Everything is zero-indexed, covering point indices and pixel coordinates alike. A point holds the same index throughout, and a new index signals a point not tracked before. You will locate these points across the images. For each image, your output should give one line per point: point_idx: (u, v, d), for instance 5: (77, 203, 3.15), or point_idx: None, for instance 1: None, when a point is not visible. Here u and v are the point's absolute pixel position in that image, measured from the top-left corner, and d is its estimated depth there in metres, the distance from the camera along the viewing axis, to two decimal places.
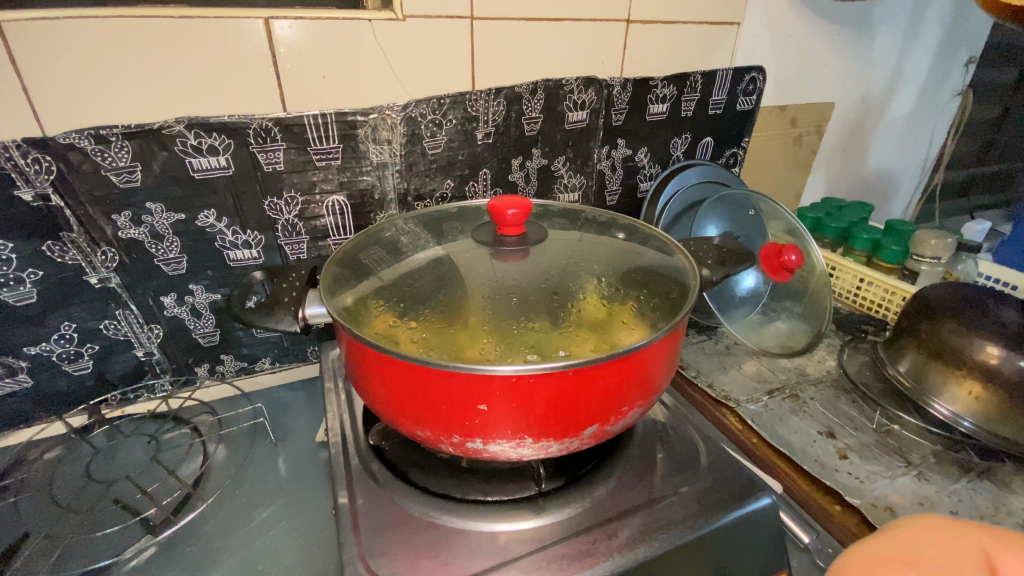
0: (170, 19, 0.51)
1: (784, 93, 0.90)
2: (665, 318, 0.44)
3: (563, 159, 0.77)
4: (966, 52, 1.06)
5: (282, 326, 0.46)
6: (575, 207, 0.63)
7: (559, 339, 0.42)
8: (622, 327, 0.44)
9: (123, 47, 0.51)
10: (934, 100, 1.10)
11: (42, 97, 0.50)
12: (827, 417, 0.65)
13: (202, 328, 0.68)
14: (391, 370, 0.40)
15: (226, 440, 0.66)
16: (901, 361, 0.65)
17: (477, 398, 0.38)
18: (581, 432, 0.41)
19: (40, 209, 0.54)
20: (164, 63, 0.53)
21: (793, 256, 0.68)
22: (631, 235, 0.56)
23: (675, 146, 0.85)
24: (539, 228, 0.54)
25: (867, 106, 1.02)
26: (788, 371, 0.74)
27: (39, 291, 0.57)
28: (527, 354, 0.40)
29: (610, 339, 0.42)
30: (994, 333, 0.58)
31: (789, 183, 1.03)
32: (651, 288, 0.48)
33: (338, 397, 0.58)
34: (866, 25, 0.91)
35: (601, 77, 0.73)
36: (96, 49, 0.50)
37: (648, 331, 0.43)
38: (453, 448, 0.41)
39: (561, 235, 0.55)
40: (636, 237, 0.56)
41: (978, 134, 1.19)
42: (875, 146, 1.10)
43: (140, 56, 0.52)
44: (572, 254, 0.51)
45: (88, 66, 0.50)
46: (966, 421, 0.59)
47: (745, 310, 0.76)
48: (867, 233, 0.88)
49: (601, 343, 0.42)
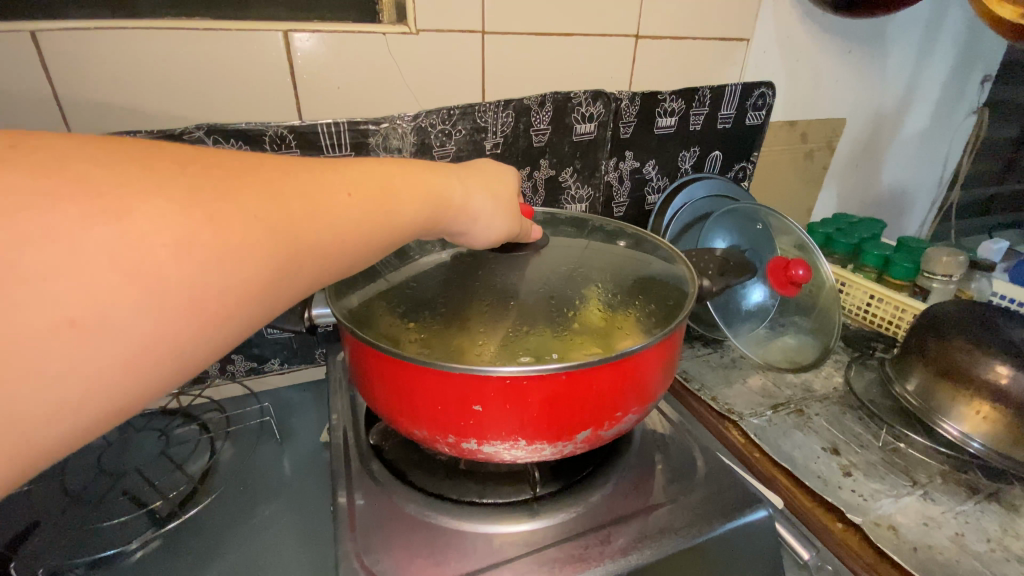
0: (197, 33, 0.54)
1: (794, 108, 0.90)
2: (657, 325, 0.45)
3: (570, 170, 0.78)
4: (981, 71, 1.06)
5: (289, 325, 0.48)
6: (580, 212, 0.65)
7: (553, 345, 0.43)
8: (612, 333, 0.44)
9: (148, 55, 0.53)
10: (949, 118, 1.10)
11: (70, 103, 0.53)
12: (832, 434, 0.65)
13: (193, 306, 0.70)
14: (391, 370, 0.41)
15: (233, 437, 0.67)
16: (909, 379, 0.64)
17: (472, 399, 0.38)
18: (575, 436, 0.41)
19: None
20: (186, 73, 0.55)
21: (800, 271, 0.68)
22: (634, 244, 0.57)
23: (684, 159, 0.85)
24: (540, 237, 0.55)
25: (879, 122, 1.02)
26: (794, 387, 0.73)
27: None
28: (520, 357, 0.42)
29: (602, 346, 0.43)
30: (1003, 352, 0.57)
31: (800, 198, 1.02)
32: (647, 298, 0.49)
33: (342, 398, 0.59)
34: (877, 43, 0.91)
35: (609, 91, 0.74)
36: (125, 56, 0.53)
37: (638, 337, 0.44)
38: (449, 448, 0.42)
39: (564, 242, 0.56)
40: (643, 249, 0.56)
41: (991, 154, 1.19)
42: (889, 163, 1.09)
43: (167, 67, 0.55)
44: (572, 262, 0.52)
45: (116, 74, 0.53)
46: (976, 442, 0.57)
47: (751, 324, 0.76)
48: (878, 249, 0.87)
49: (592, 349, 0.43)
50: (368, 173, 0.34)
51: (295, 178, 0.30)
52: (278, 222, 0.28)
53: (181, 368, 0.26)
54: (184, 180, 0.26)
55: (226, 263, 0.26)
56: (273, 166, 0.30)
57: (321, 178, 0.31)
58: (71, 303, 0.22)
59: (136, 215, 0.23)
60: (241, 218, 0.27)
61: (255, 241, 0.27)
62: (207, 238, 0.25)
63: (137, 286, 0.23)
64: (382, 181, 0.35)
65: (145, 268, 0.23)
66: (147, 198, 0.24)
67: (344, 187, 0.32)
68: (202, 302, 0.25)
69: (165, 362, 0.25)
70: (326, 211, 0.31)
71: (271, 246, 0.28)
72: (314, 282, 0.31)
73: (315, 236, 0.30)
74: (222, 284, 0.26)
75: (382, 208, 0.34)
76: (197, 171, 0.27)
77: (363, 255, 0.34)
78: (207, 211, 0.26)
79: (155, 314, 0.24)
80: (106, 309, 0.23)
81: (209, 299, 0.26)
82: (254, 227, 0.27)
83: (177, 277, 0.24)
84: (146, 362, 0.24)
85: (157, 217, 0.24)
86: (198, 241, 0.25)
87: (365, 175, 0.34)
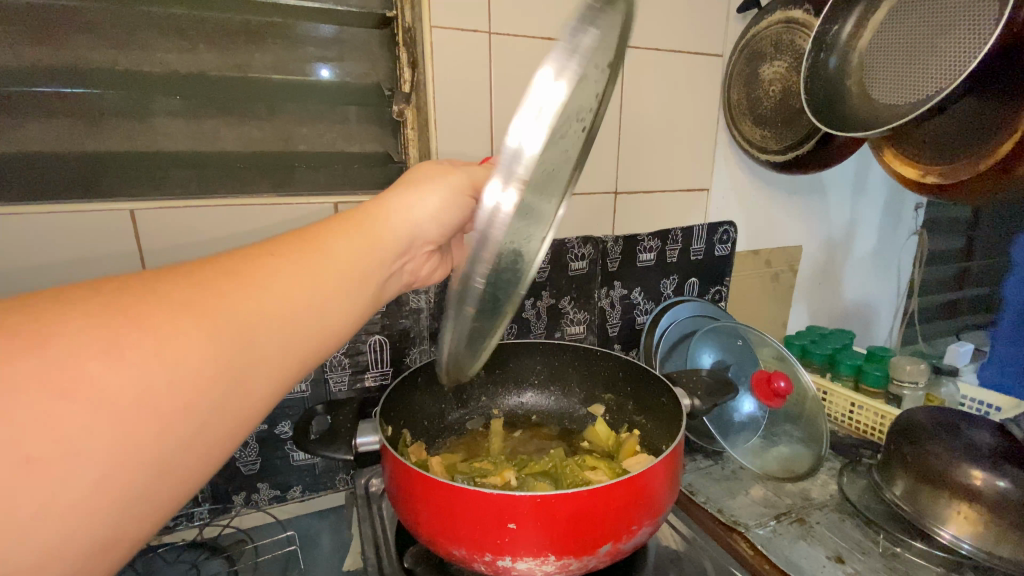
0: (253, 206, 0.70)
1: (756, 240, 1.05)
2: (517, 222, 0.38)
3: (568, 298, 0.89)
4: (913, 200, 1.24)
5: (339, 455, 0.54)
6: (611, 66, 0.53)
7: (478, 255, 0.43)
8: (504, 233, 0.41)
9: (215, 222, 0.69)
10: (893, 238, 1.26)
11: (153, 256, 0.67)
12: (835, 542, 0.68)
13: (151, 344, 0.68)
14: (434, 494, 0.46)
15: (258, 569, 0.68)
16: (896, 483, 0.69)
17: (506, 517, 0.44)
18: (598, 550, 0.46)
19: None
20: (241, 230, 0.71)
21: (782, 382, 0.77)
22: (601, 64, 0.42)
23: (666, 286, 0.97)
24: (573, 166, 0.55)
25: (832, 247, 1.17)
26: (793, 495, 0.77)
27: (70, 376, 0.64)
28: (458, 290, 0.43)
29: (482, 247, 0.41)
30: (970, 455, 0.64)
31: (775, 314, 1.13)
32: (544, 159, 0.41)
33: (371, 523, 0.63)
34: (818, 186, 1.09)
35: (597, 235, 0.88)
36: (195, 220, 0.68)
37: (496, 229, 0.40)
38: (485, 566, 0.46)
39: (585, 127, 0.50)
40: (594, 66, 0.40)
41: (938, 266, 1.35)
42: (849, 279, 1.23)
43: (226, 229, 0.70)
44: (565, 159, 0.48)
45: (183, 235, 0.68)
46: (966, 543, 0.62)
47: (746, 435, 0.82)
48: (851, 359, 0.97)
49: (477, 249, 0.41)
50: (306, 234, 0.41)
51: (229, 265, 0.35)
52: (217, 318, 0.32)
53: (163, 467, 0.30)
54: (111, 307, 0.29)
55: (166, 354, 0.30)
56: (192, 266, 0.34)
57: (252, 253, 0.37)
58: (27, 437, 0.25)
59: (61, 338, 0.27)
60: (169, 310, 0.31)
61: (198, 343, 0.31)
62: (139, 338, 0.29)
63: (83, 403, 0.27)
64: (313, 236, 0.41)
65: (82, 383, 0.27)
66: (70, 322, 0.28)
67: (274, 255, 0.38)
68: (149, 394, 0.29)
69: (141, 464, 0.29)
70: (263, 280, 0.36)
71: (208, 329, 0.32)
72: (279, 356, 0.36)
73: (267, 318, 0.35)
74: (165, 380, 0.30)
75: (314, 253, 0.40)
76: (117, 293, 0.30)
77: (327, 301, 0.39)
78: (130, 314, 0.30)
79: (107, 418, 0.28)
80: (57, 436, 0.26)
81: (162, 395, 0.29)
82: (187, 312, 0.31)
83: (114, 385, 0.28)
84: (115, 475, 0.28)
85: (91, 358, 0.28)
86: (133, 344, 0.29)
87: (291, 238, 0.40)
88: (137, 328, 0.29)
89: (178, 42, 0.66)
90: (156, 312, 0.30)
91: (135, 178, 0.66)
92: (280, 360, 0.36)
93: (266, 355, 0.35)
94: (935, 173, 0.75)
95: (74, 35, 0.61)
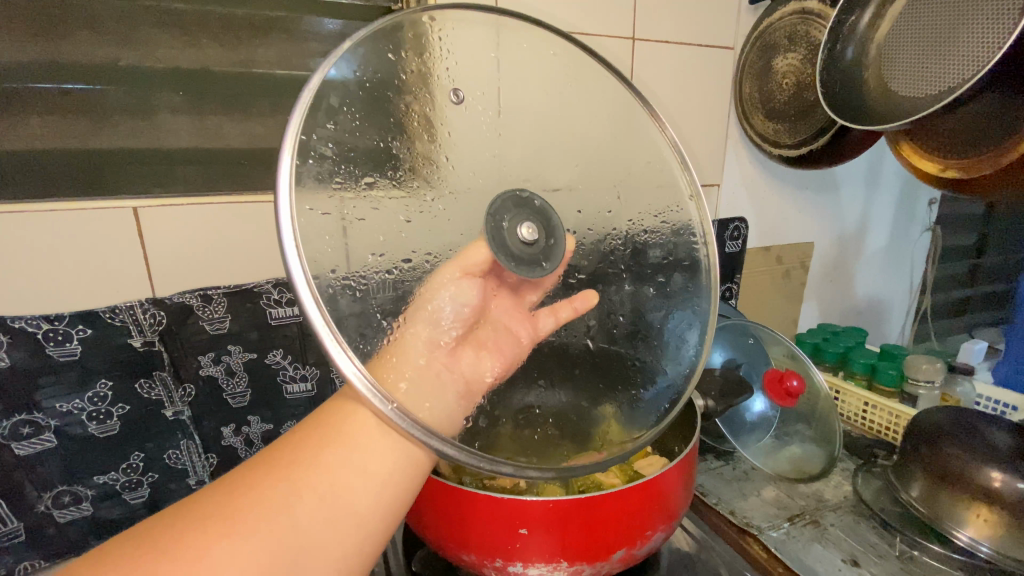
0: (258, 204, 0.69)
1: (766, 236, 1.03)
2: (391, 311, 0.40)
3: None
4: (927, 195, 1.21)
5: None
6: (432, 30, 0.44)
7: (484, 316, 0.46)
8: (454, 299, 0.44)
9: (221, 220, 0.68)
10: (906, 235, 1.23)
11: (156, 253, 0.66)
12: (850, 544, 0.67)
13: (148, 331, 0.65)
14: (443, 498, 0.46)
15: None
16: (912, 486, 0.68)
17: (517, 522, 0.43)
18: (611, 556, 0.45)
19: (116, 324, 0.64)
20: (246, 227, 0.70)
21: (794, 382, 0.75)
22: (347, 115, 0.39)
23: None
24: (601, 151, 0.53)
25: (844, 243, 1.15)
26: (806, 497, 0.76)
27: (71, 370, 0.62)
28: (425, 442, 0.36)
29: (387, 372, 0.38)
30: (990, 456, 0.62)
31: (786, 312, 1.12)
32: (438, 224, 0.43)
33: None
34: (830, 182, 1.08)
35: None
36: (200, 217, 0.67)
37: (413, 308, 0.41)
38: (495, 572, 0.45)
39: (516, 124, 0.49)
40: (344, 128, 0.39)
41: (951, 263, 1.32)
42: (860, 276, 1.21)
43: (232, 227, 0.69)
44: (539, 168, 0.49)
45: (188, 234, 0.67)
46: (984, 545, 0.61)
47: (758, 435, 0.80)
48: (864, 358, 0.95)
49: (400, 373, 0.39)
50: (341, 415, 0.41)
51: (257, 482, 0.38)
52: (259, 541, 0.35)
53: None
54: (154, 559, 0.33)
55: (219, 562, 0.34)
56: (242, 477, 0.38)
57: (294, 442, 0.40)
58: None
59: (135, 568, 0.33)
60: (219, 527, 0.35)
61: (255, 570, 0.35)
62: (193, 554, 0.34)
63: None
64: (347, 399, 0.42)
65: None
66: (144, 553, 0.34)
67: (322, 452, 0.39)
68: None
69: None
70: (310, 484, 0.38)
71: (251, 531, 0.35)
72: (332, 537, 0.38)
73: (311, 526, 0.37)
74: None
75: (347, 419, 0.41)
76: (185, 530, 0.35)
77: (373, 460, 0.40)
78: (185, 537, 0.35)
79: None
80: None
81: None
82: (233, 522, 0.36)
83: None
84: None
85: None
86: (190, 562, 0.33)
87: (329, 411, 0.42)
88: (190, 550, 0.34)
89: (181, 37, 0.65)
90: (207, 527, 0.35)
91: (143, 176, 0.65)
92: (337, 536, 0.38)
93: (318, 537, 0.37)
94: (955, 168, 0.73)
95: (77, 29, 0.60)
